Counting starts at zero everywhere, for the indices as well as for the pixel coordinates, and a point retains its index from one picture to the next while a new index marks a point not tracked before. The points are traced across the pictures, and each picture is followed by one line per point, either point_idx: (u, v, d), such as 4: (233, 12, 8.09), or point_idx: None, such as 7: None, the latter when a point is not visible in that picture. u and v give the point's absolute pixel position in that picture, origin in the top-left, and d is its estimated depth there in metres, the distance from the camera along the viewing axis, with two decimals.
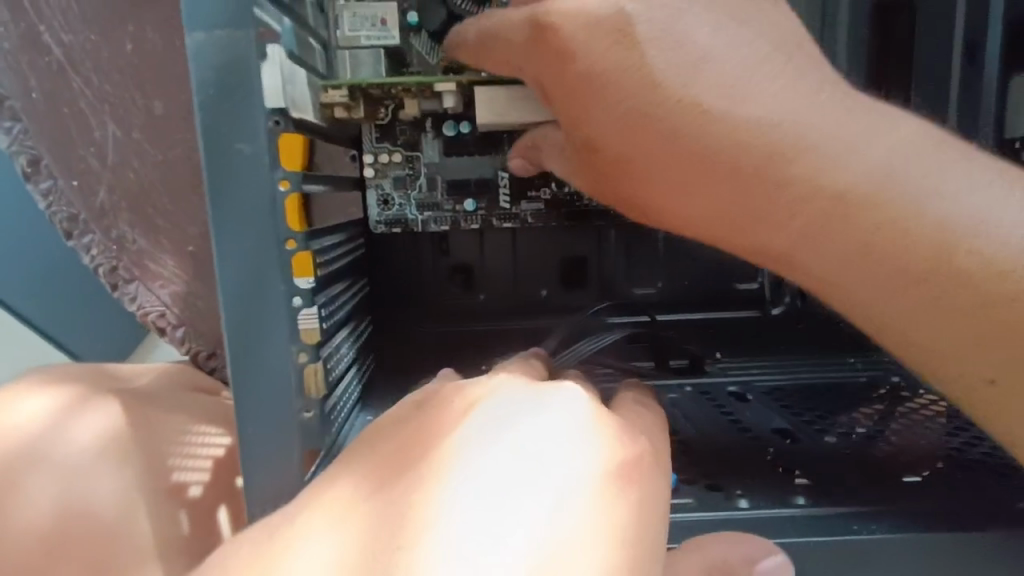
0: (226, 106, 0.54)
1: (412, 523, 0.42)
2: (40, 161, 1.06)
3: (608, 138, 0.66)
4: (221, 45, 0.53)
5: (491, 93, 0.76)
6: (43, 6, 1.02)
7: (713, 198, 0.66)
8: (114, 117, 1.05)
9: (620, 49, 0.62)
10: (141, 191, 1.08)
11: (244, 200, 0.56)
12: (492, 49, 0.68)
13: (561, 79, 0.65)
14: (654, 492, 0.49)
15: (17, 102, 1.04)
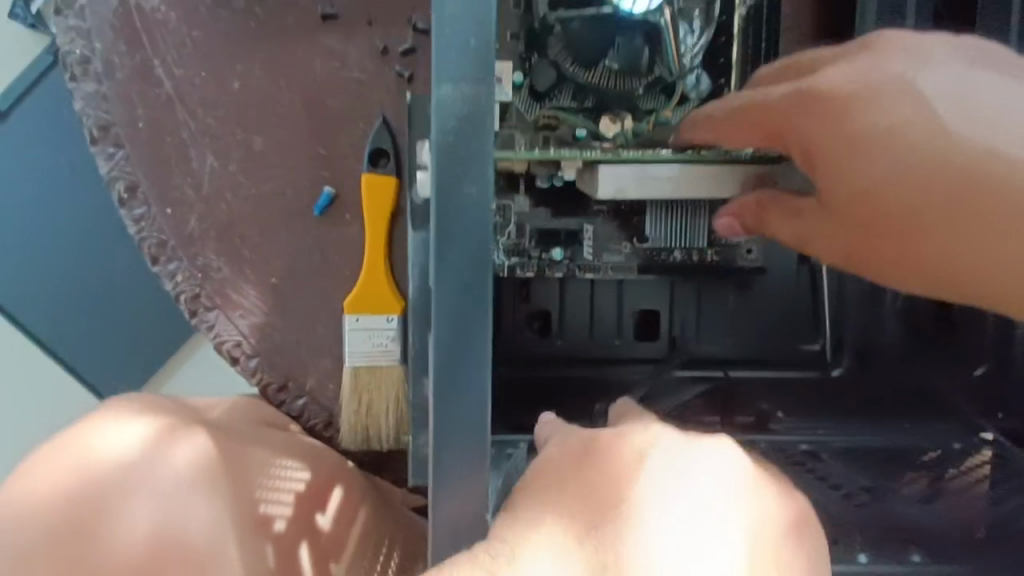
0: (462, 150, 0.58)
1: (632, 559, 0.53)
2: (137, 188, 1.08)
3: (891, 200, 0.65)
4: (465, 99, 0.57)
5: (616, 170, 0.77)
6: (161, 42, 1.06)
7: (996, 238, 0.62)
8: (213, 150, 1.09)
9: (890, 107, 0.65)
10: (230, 221, 1.10)
11: (466, 234, 0.58)
12: (739, 115, 0.72)
13: (825, 145, 0.67)
14: (814, 540, 0.60)
15: (122, 129, 1.07)
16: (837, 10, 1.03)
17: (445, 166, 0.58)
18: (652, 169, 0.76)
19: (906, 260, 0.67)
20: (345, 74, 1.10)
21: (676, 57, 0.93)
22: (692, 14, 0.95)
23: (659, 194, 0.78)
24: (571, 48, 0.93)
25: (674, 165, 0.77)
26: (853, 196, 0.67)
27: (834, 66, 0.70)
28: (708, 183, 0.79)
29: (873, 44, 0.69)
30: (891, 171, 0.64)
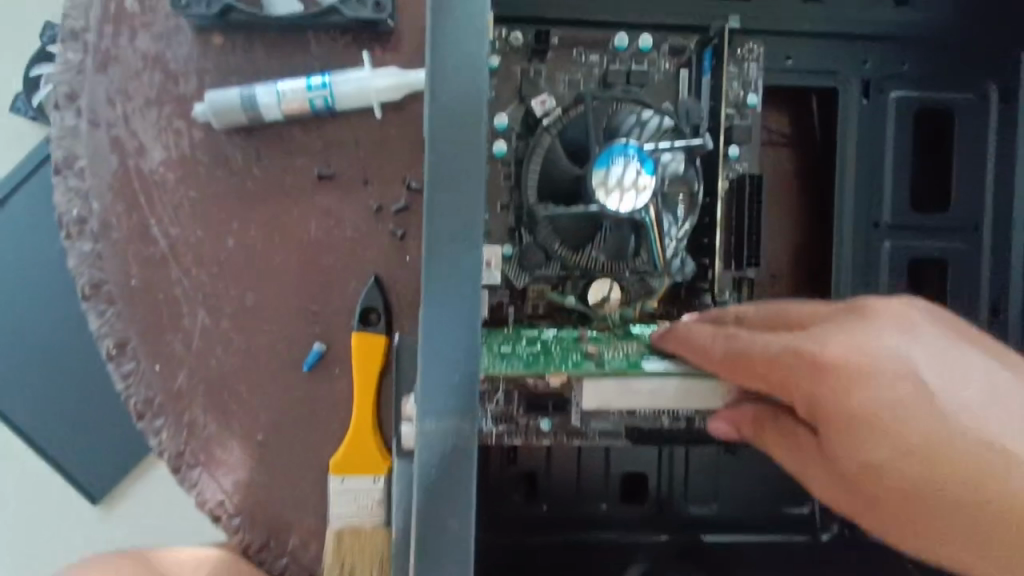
0: (448, 461, 0.58)
1: None
2: (126, 344, 1.08)
3: (861, 453, 0.70)
4: (450, 413, 0.58)
5: (600, 382, 0.79)
6: (158, 201, 1.08)
7: (961, 511, 0.65)
8: (205, 306, 1.09)
9: (855, 365, 0.72)
10: (217, 376, 1.10)
11: (451, 540, 0.59)
12: (737, 358, 0.79)
13: (799, 386, 0.75)
14: None
15: (114, 287, 1.08)
16: (810, 218, 1.17)
17: (429, 476, 0.58)
18: (634, 382, 0.79)
19: (883, 511, 0.71)
20: (339, 232, 1.12)
21: (661, 255, 0.93)
22: (679, 202, 0.95)
23: (643, 405, 0.80)
24: (560, 232, 0.95)
25: (657, 379, 0.79)
26: (834, 440, 0.72)
27: (835, 330, 0.76)
28: (698, 394, 0.81)
29: (867, 314, 0.77)
30: (859, 430, 0.70)
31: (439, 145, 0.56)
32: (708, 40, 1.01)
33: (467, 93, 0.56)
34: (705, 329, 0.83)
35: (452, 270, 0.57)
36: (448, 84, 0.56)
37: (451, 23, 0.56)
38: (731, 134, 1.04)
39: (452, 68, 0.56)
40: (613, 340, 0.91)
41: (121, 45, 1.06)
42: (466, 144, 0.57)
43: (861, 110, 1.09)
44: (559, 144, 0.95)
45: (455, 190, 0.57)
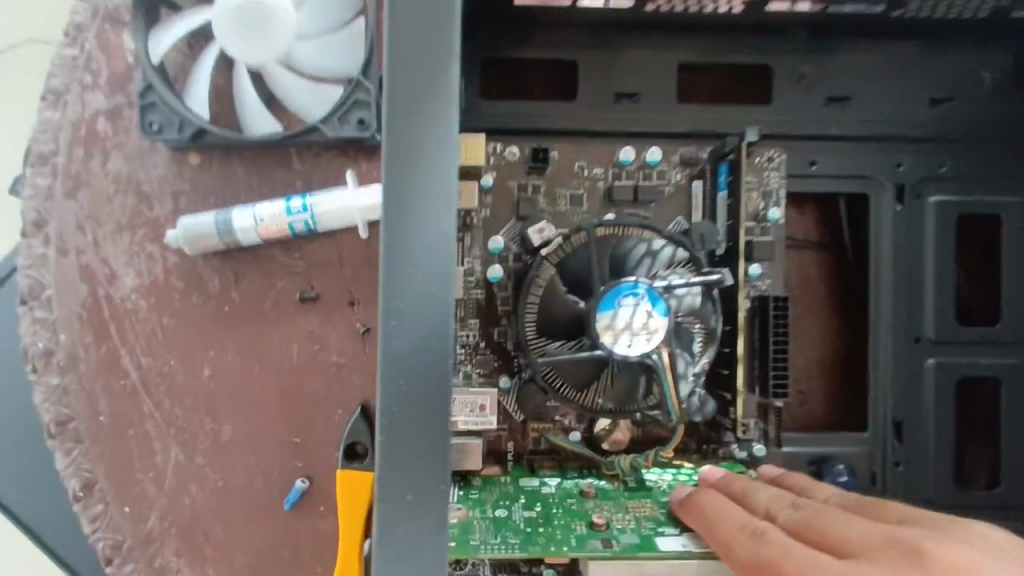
0: None
1: None
2: (93, 484, 1.01)
3: None
4: None
5: (616, 565, 0.68)
6: (129, 331, 1.01)
7: None
8: (178, 440, 1.01)
9: None
10: (191, 517, 1.01)
11: None
12: (755, 561, 0.65)
13: None
14: None
15: (81, 423, 1.00)
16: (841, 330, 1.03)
17: None
18: (654, 566, 0.68)
19: None
20: (323, 356, 1.03)
21: (676, 404, 0.79)
22: (696, 337, 0.84)
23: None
24: (565, 372, 0.84)
25: (675, 563, 0.69)
26: None
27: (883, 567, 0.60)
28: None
29: (929, 558, 0.59)
30: None
31: (398, 351, 0.52)
32: (722, 154, 0.90)
33: (429, 297, 0.52)
34: (733, 518, 0.70)
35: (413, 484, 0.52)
36: (407, 290, 0.52)
37: (412, 225, 0.52)
38: (752, 251, 0.92)
39: (412, 270, 0.52)
40: (623, 498, 0.81)
41: (92, 169, 1.02)
42: (428, 350, 0.52)
43: (896, 217, 0.97)
44: (560, 276, 0.84)
45: (413, 397, 0.52)
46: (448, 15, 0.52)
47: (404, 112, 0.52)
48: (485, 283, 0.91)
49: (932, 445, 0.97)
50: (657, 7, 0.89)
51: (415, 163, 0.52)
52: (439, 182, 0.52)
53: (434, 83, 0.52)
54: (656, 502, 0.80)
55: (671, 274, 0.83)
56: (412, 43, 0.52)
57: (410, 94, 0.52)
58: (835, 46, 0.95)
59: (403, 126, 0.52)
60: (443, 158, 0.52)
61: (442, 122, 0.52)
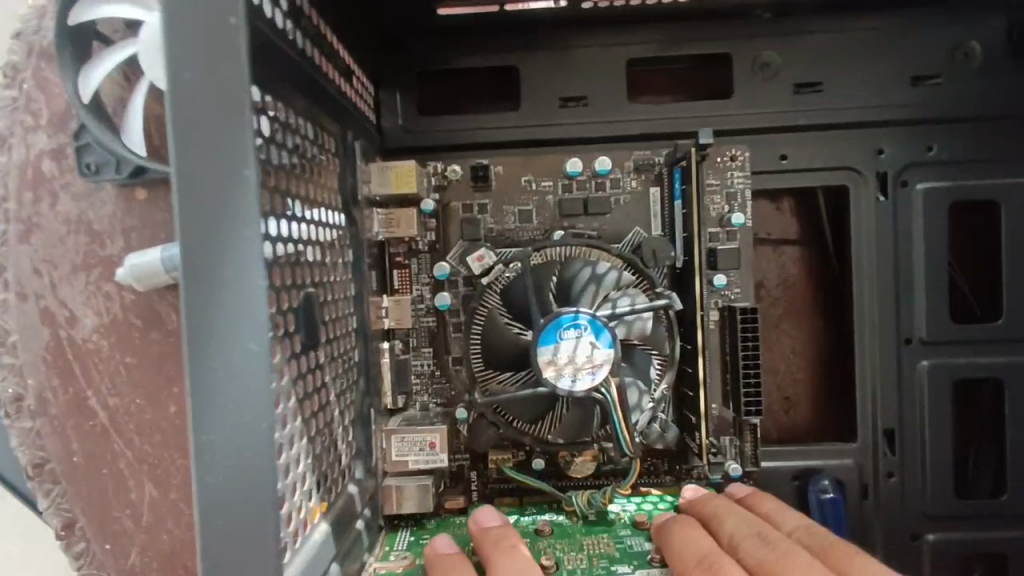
0: None
1: None
2: (75, 523, 1.03)
3: None
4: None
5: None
6: (93, 372, 1.01)
7: None
8: (151, 477, 1.01)
9: None
10: (169, 551, 1.02)
11: None
12: None
13: None
14: None
15: (57, 464, 1.02)
16: (836, 334, 0.96)
17: None
18: None
19: None
20: None
21: (629, 438, 0.75)
22: (653, 363, 0.80)
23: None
24: (515, 406, 0.80)
25: None
26: None
27: None
28: None
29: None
30: None
31: (214, 496, 0.44)
32: (675, 159, 0.83)
33: (246, 437, 0.44)
34: (690, 549, 0.68)
35: (235, 536, 0.44)
36: (219, 428, 0.44)
37: (218, 355, 0.44)
38: (715, 260, 0.85)
39: (222, 406, 0.44)
40: (579, 534, 0.77)
41: (43, 212, 1.02)
42: (254, 479, 0.44)
43: (880, 210, 0.89)
44: (502, 306, 0.80)
45: (236, 549, 0.44)
46: (237, 102, 0.43)
47: (197, 219, 0.44)
48: (435, 311, 0.87)
49: (928, 453, 0.90)
50: (595, 3, 0.82)
51: (213, 283, 0.44)
52: (242, 304, 0.44)
53: (229, 191, 0.44)
54: (613, 536, 0.77)
55: (621, 295, 0.78)
56: (203, 148, 0.43)
57: (202, 83, 0.43)
58: (802, 28, 0.87)
59: (198, 242, 0.44)
60: (249, 279, 0.44)
61: (244, 232, 0.44)
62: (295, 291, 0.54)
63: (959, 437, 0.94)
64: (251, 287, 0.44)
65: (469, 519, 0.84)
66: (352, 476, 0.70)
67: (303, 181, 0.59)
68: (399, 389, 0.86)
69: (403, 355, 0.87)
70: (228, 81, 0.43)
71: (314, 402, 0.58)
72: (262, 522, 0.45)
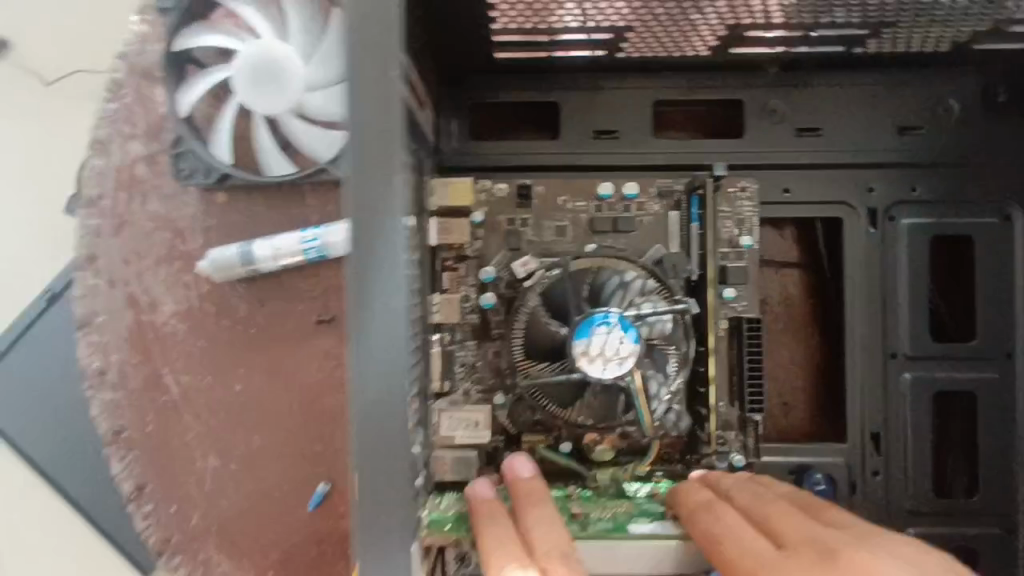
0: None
1: None
2: (144, 486, 1.15)
3: None
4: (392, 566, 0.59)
5: (589, 548, 0.80)
6: (171, 353, 1.15)
7: None
8: (216, 449, 1.14)
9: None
10: (228, 515, 1.14)
11: None
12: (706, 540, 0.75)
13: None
14: None
15: (132, 433, 1.15)
16: (830, 346, 1.09)
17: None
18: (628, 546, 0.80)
19: None
20: (339, 374, 1.14)
21: (650, 422, 0.92)
22: (670, 360, 0.93)
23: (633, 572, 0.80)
24: (551, 392, 0.93)
25: (641, 542, 0.80)
26: None
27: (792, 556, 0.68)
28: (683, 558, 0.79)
29: (843, 556, 0.66)
30: None
31: (363, 424, 0.57)
32: (694, 188, 0.98)
33: (388, 386, 0.57)
34: (695, 497, 0.82)
35: (378, 455, 0.57)
36: (370, 376, 0.57)
37: (372, 319, 0.57)
38: (725, 276, 0.98)
39: (372, 355, 0.57)
40: (604, 500, 0.90)
41: (134, 210, 1.16)
42: (393, 412, 0.57)
43: (870, 240, 1.02)
44: (542, 305, 0.93)
45: (377, 473, 0.58)
46: (394, 126, 0.57)
47: (362, 213, 0.57)
48: (479, 309, 1.00)
49: (909, 454, 1.02)
50: (629, 53, 0.96)
51: (371, 262, 0.57)
52: (391, 281, 0.57)
53: (383, 213, 0.57)
54: (635, 504, 0.89)
55: (645, 301, 0.92)
56: (366, 192, 0.57)
57: (368, 113, 0.57)
58: (806, 81, 1.01)
59: (360, 232, 0.58)
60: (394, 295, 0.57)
61: (394, 226, 0.57)
62: None
63: (937, 442, 1.05)
64: (397, 302, 0.57)
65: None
66: (416, 438, 0.82)
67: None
68: (446, 376, 0.98)
69: (451, 346, 1.00)
70: (387, 114, 0.57)
71: None
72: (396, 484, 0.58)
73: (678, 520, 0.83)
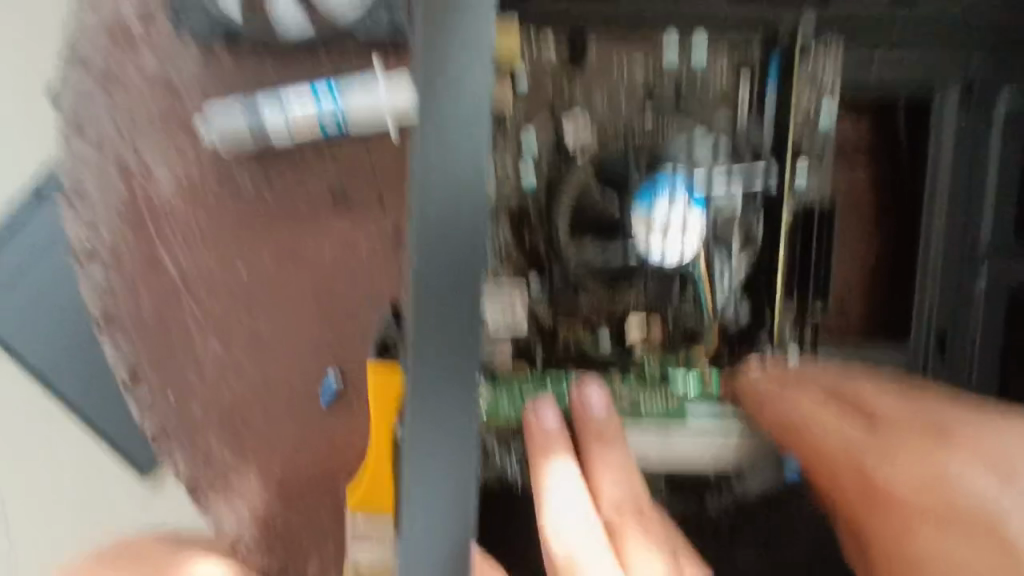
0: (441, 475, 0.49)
1: None
2: (139, 372, 1.05)
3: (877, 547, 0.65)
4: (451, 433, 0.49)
5: (638, 434, 0.75)
6: (168, 228, 1.03)
7: None
8: (219, 335, 1.04)
9: (887, 465, 0.64)
10: (231, 407, 1.05)
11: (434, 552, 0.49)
12: (786, 425, 0.72)
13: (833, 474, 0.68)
14: None
15: (126, 315, 1.04)
16: (901, 240, 0.97)
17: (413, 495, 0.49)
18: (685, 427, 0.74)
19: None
20: (355, 259, 1.04)
21: (711, 302, 0.87)
22: (734, 238, 0.86)
23: (684, 459, 0.76)
24: (600, 272, 0.86)
25: (698, 423, 0.76)
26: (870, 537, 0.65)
27: (893, 435, 0.66)
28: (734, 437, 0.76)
29: (956, 437, 0.62)
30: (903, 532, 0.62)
31: (431, 239, 0.47)
32: (774, 44, 0.85)
33: (465, 196, 0.47)
34: (761, 387, 0.75)
35: (449, 278, 0.48)
36: (440, 182, 0.47)
37: (447, 116, 0.47)
38: (798, 153, 0.87)
39: (443, 158, 0.47)
40: (651, 385, 0.81)
41: (124, 65, 1.02)
42: (471, 229, 0.47)
43: (962, 123, 0.90)
44: (598, 176, 0.86)
45: (446, 298, 0.48)
46: None
47: None
48: (521, 189, 0.87)
49: (978, 355, 0.92)
50: None
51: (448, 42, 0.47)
52: (471, 70, 0.47)
53: None
54: (684, 391, 0.80)
55: (710, 181, 0.85)
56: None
57: None
58: None
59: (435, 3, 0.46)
60: (474, 94, 0.47)
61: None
62: None
63: None
64: (477, 116, 0.47)
65: (534, 372, 0.85)
66: None
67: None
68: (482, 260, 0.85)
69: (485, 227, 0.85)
70: None
71: None
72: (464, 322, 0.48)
73: (735, 408, 0.78)
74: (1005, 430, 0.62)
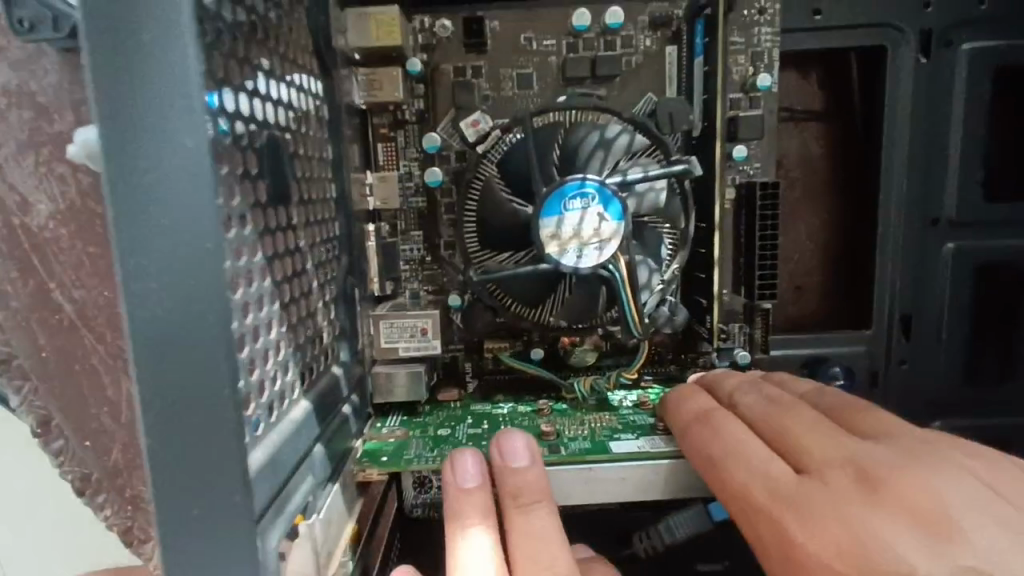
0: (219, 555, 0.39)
1: None
2: (51, 421, 0.82)
3: None
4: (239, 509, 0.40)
5: (558, 476, 0.63)
6: None
7: None
8: None
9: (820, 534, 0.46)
10: None
11: None
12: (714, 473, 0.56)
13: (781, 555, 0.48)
14: None
15: (26, 361, 0.79)
16: (855, 213, 0.89)
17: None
18: (602, 469, 0.63)
19: None
20: None
21: (637, 317, 0.70)
22: (664, 241, 0.73)
23: (613, 500, 0.64)
24: (513, 288, 0.73)
25: (623, 464, 0.63)
26: None
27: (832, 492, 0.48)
28: (670, 479, 0.63)
29: (885, 483, 0.47)
30: None
31: (139, 292, 0.36)
32: (698, 10, 0.74)
33: (186, 232, 0.36)
34: (691, 408, 0.64)
35: (168, 330, 0.36)
36: (143, 216, 0.35)
37: (140, 130, 0.35)
38: (734, 129, 0.77)
39: (141, 183, 0.35)
40: (580, 412, 0.73)
41: None
42: (193, 272, 0.36)
43: (919, 74, 0.81)
44: (500, 175, 0.72)
45: (173, 357, 0.36)
46: None
47: None
48: (424, 189, 0.79)
49: (943, 335, 0.86)
50: None
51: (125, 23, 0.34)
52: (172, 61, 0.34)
53: None
54: (616, 416, 0.72)
55: (632, 165, 0.71)
56: (115, 22, 0.33)
57: None
58: None
59: None
60: (195, 197, 0.36)
61: None
62: (257, 130, 0.46)
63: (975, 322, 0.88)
64: (183, 122, 0.35)
65: (462, 401, 0.79)
66: (336, 357, 0.64)
67: (271, 29, 0.51)
68: (387, 275, 0.79)
69: (391, 239, 0.79)
70: None
71: (288, 266, 0.50)
72: (226, 475, 0.38)
73: (670, 434, 0.66)
74: (944, 467, 0.47)
